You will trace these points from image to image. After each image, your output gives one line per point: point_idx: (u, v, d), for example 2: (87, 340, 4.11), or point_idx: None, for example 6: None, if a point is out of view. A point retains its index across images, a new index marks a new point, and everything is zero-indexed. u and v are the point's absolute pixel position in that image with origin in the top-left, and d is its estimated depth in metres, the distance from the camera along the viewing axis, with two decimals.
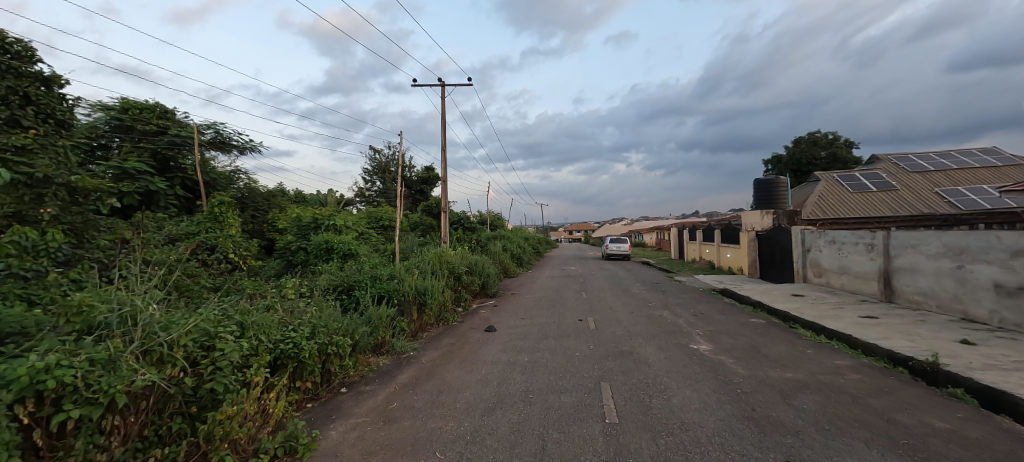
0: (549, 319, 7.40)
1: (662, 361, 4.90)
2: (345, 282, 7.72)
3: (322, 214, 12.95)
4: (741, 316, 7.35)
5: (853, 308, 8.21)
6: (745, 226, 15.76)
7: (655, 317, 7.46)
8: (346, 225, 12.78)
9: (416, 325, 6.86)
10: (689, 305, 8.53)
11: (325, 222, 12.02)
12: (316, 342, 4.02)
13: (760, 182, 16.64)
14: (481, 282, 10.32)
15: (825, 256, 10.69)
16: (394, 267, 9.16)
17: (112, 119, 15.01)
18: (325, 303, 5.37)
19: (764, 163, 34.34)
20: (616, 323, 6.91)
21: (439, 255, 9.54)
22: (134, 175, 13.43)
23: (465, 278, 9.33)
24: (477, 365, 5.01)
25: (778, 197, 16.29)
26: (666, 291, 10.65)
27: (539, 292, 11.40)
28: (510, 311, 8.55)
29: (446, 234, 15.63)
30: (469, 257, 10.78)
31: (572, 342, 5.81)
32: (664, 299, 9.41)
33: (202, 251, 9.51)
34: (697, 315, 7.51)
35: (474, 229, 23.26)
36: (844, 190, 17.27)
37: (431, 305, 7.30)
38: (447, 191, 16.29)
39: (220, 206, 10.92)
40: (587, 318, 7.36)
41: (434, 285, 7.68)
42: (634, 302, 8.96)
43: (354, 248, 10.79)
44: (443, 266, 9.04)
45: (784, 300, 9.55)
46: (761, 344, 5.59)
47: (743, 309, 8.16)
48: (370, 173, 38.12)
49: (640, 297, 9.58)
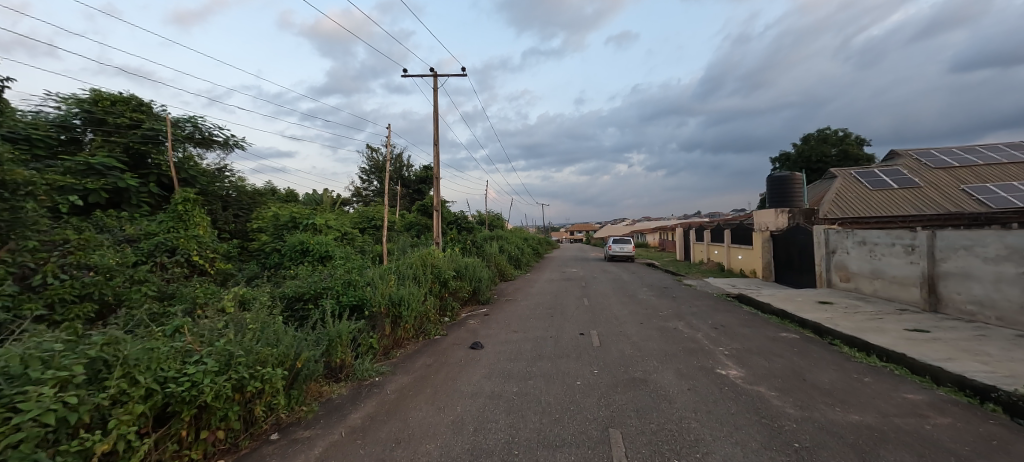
0: (545, 333, 6.38)
1: (686, 394, 3.85)
2: (311, 291, 6.76)
3: (302, 212, 11.95)
4: (768, 330, 6.31)
5: (894, 319, 7.16)
6: (758, 225, 14.71)
7: (668, 330, 6.44)
8: (327, 225, 11.79)
9: (389, 342, 5.84)
10: (706, 315, 7.48)
11: (303, 222, 11.04)
12: (230, 378, 3.00)
13: (774, 178, 15.59)
14: (472, 287, 9.32)
15: (853, 259, 9.64)
16: (372, 271, 8.14)
17: (83, 112, 14.14)
18: (267, 320, 4.35)
19: (771, 161, 33.32)
20: (625, 339, 5.86)
21: (424, 257, 8.50)
22: (102, 172, 12.55)
23: (453, 284, 8.32)
24: (452, 399, 3.99)
25: (793, 194, 15.25)
26: (678, 298, 9.59)
27: (538, 298, 10.38)
28: (502, 322, 7.53)
29: (439, 233, 14.62)
30: (459, 259, 9.74)
31: (572, 365, 4.77)
32: (675, 307, 8.38)
33: (161, 253, 8.58)
34: (717, 328, 6.47)
35: (471, 230, 22.28)
36: (864, 187, 16.21)
37: (409, 317, 6.28)
38: (439, 188, 15.27)
39: (185, 204, 9.92)
40: (589, 331, 6.34)
41: (413, 294, 6.61)
42: (643, 311, 7.95)
43: (333, 249, 9.80)
44: (427, 270, 8.00)
45: (810, 308, 8.51)
46: (803, 369, 4.54)
47: (768, 320, 7.11)
48: (367, 173, 37.26)
49: (649, 305, 8.54)
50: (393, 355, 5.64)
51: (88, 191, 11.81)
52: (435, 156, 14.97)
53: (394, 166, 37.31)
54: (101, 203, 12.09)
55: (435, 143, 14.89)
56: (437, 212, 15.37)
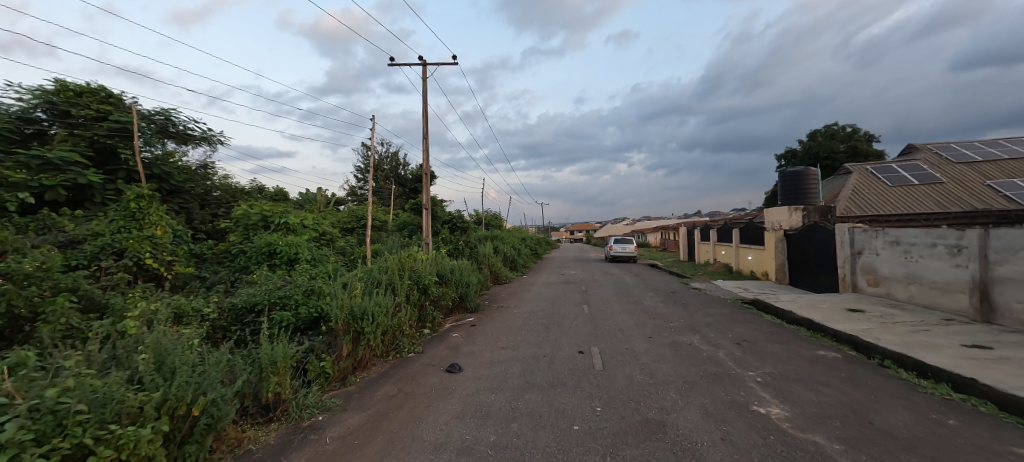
0: (538, 351, 5.39)
1: (719, 449, 2.85)
2: (263, 301, 5.83)
3: (277, 209, 10.98)
4: (801, 347, 5.32)
5: (943, 332, 6.15)
6: (770, 224, 13.72)
7: (683, 347, 5.45)
8: (304, 225, 10.75)
9: (349, 366, 4.80)
10: (725, 327, 6.49)
11: (275, 221, 10.04)
12: (50, 452, 1.99)
13: (787, 173, 14.59)
14: (459, 293, 8.34)
15: (883, 261, 8.66)
16: (342, 276, 7.11)
17: (46, 104, 13.17)
18: (173, 345, 3.34)
19: (777, 158, 32.36)
20: (633, 362, 4.83)
21: (402, 260, 7.45)
22: (61, 166, 11.22)
23: (435, 291, 7.33)
24: (406, 454, 2.98)
25: (807, 190, 14.26)
26: (689, 305, 8.60)
27: (533, 304, 9.37)
28: (489, 335, 6.54)
29: (428, 233, 13.63)
30: (444, 262, 8.69)
31: (568, 400, 3.77)
32: (687, 316, 7.39)
33: (106, 256, 7.64)
34: (740, 345, 5.48)
35: (467, 229, 21.31)
36: (882, 183, 15.21)
37: (377, 333, 5.23)
38: (429, 185, 14.26)
39: (138, 200, 8.90)
40: (589, 349, 5.35)
41: (382, 304, 5.54)
42: (650, 321, 6.97)
43: (304, 251, 8.77)
44: (403, 276, 6.95)
45: (839, 317, 7.51)
46: (864, 407, 3.55)
47: (798, 333, 6.11)
48: (362, 172, 36.37)
49: (656, 315, 7.55)
50: (351, 382, 4.61)
51: (43, 188, 10.63)
52: (424, 150, 13.97)
53: (390, 165, 36.47)
54: (58, 201, 10.91)
55: (424, 136, 13.88)
56: (427, 211, 14.36)
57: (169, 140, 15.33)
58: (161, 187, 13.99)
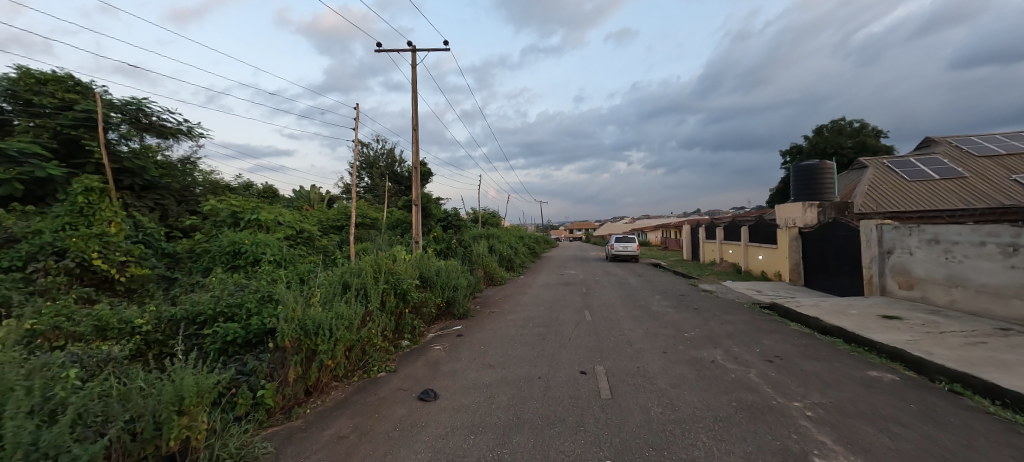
0: (532, 371, 4.49)
1: None
2: (208, 311, 4.94)
3: (249, 204, 10.10)
4: (848, 367, 4.44)
5: (1006, 346, 5.27)
6: (783, 221, 12.84)
7: (706, 366, 4.56)
8: (280, 222, 9.81)
9: (297, 394, 3.88)
10: (750, 339, 5.61)
11: (245, 218, 9.12)
12: None
13: (801, 167, 13.69)
14: (445, 297, 7.44)
15: (918, 262, 7.79)
16: (309, 280, 6.20)
17: (6, 92, 12.24)
18: (27, 380, 2.44)
19: (782, 155, 31.54)
20: (649, 388, 3.92)
21: (379, 260, 6.55)
22: (15, 158, 9.78)
23: (416, 296, 6.43)
24: None
25: (822, 185, 13.37)
26: (702, 310, 7.71)
27: (528, 309, 8.45)
28: (477, 348, 5.65)
29: (418, 231, 12.72)
30: (428, 262, 7.77)
31: (568, 447, 2.87)
32: (704, 324, 6.50)
33: (43, 257, 6.75)
34: (773, 363, 4.60)
35: (463, 227, 20.40)
36: (901, 178, 14.34)
37: (337, 351, 4.30)
38: (418, 179, 13.32)
39: (87, 194, 8.00)
40: (593, 370, 4.46)
41: (347, 315, 4.62)
42: (662, 331, 6.09)
43: (272, 250, 7.84)
44: (379, 280, 6.04)
45: (875, 325, 6.63)
46: (962, 459, 2.66)
47: (837, 347, 5.24)
48: (358, 169, 35.59)
49: (668, 323, 6.66)
50: (297, 415, 3.69)
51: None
52: (414, 143, 13.06)
53: (386, 162, 35.59)
54: (14, 198, 9.53)
55: (414, 127, 12.96)
56: (417, 207, 13.46)
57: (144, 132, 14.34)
58: (133, 182, 13.04)
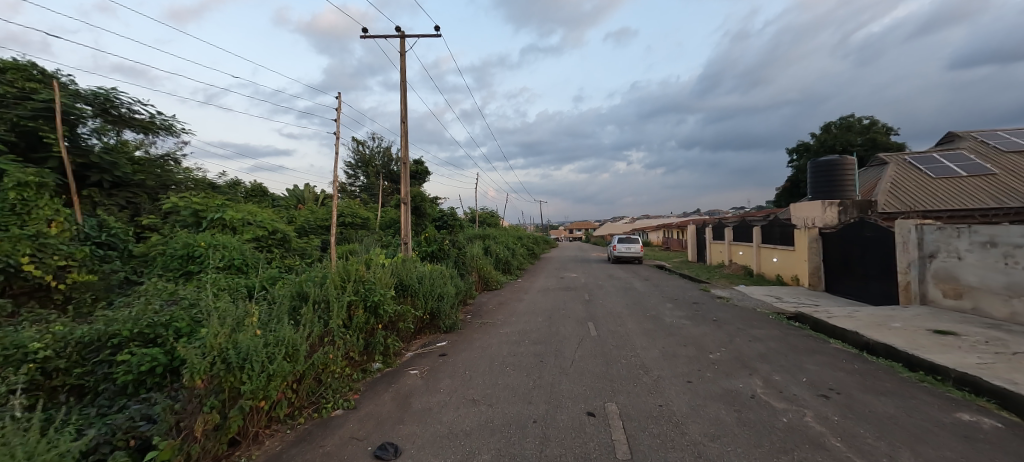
0: (527, 412, 3.54)
1: None
2: (125, 332, 3.98)
3: (216, 199, 9.12)
4: (927, 408, 3.49)
5: None
6: (802, 221, 11.90)
7: (747, 404, 3.59)
8: (251, 221, 8.83)
9: (212, 450, 2.92)
10: (791, 363, 4.66)
11: (207, 217, 8.14)
12: None
13: (819, 163, 12.73)
14: (429, 307, 6.50)
15: (968, 267, 6.87)
16: (264, 290, 5.24)
17: None
18: None
19: (788, 153, 30.70)
20: (678, 441, 2.96)
21: (348, 266, 5.58)
22: None
23: (392, 309, 5.48)
24: None
25: (842, 182, 12.42)
26: (723, 322, 6.77)
27: (524, 320, 7.48)
28: (461, 373, 4.70)
29: (408, 231, 11.72)
30: (410, 268, 6.77)
31: None
32: (729, 342, 5.55)
33: None
34: (830, 401, 3.64)
35: (458, 227, 19.44)
36: (925, 175, 13.43)
37: (274, 388, 3.33)
38: (407, 174, 12.32)
39: (20, 189, 6.98)
40: (604, 410, 3.50)
41: (294, 339, 3.66)
42: (682, 351, 5.14)
43: (232, 253, 6.84)
44: (345, 291, 5.06)
45: (928, 342, 5.69)
46: None
47: (898, 376, 4.29)
48: (353, 166, 34.76)
49: (686, 339, 5.71)
50: None
51: None
52: (403, 136, 12.11)
53: (382, 160, 34.68)
54: None
55: (403, 119, 12.00)
56: (407, 206, 12.48)
57: (119, 127, 13.33)
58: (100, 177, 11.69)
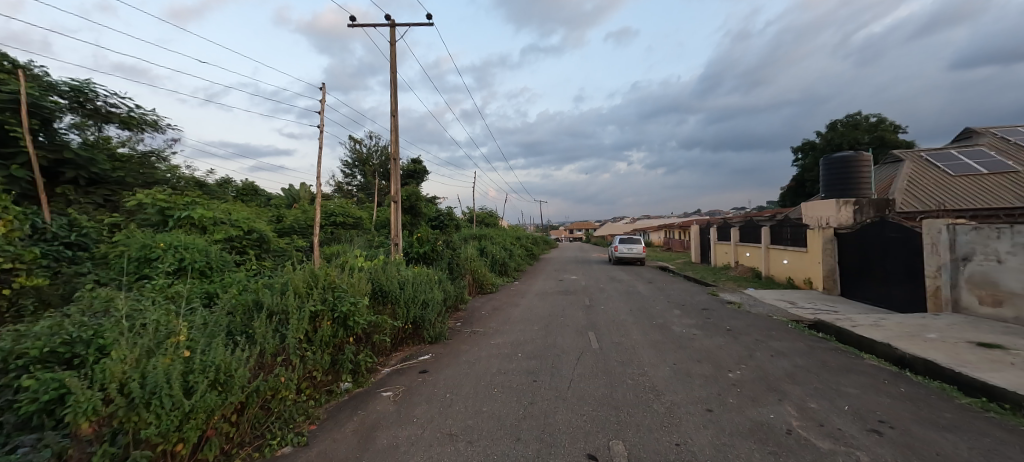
0: (515, 452, 2.86)
1: None
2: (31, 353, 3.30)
3: (187, 195, 8.43)
4: (1007, 449, 2.84)
5: None
6: (815, 222, 11.25)
7: (785, 442, 2.92)
8: (225, 220, 8.13)
9: None
10: (827, 386, 3.98)
11: (173, 216, 7.43)
12: None
13: (833, 160, 12.05)
14: (411, 316, 5.82)
15: (1010, 272, 6.25)
16: (219, 299, 4.56)
17: None
18: None
19: (794, 152, 30.06)
20: None
21: (317, 270, 4.92)
22: None
23: (367, 320, 4.81)
24: None
25: (857, 179, 11.74)
26: (737, 332, 6.11)
27: (519, 328, 6.82)
28: (441, 397, 4.04)
29: (398, 231, 11.02)
30: (391, 271, 6.10)
31: None
32: (749, 357, 4.88)
33: None
34: (886, 439, 2.98)
35: (455, 227, 18.80)
36: (943, 172, 12.77)
37: (196, 428, 2.64)
38: (398, 172, 11.64)
39: None
40: (611, 452, 2.82)
41: (230, 361, 2.99)
42: (697, 369, 4.48)
43: (193, 254, 6.16)
44: (308, 300, 4.40)
45: (973, 357, 5.05)
46: None
47: (956, 403, 3.64)
48: (351, 166, 34.23)
49: (700, 354, 5.05)
50: None
51: None
52: (394, 131, 11.47)
53: (380, 159, 34.08)
54: None
55: (394, 113, 11.34)
56: (397, 204, 11.80)
57: (98, 122, 12.65)
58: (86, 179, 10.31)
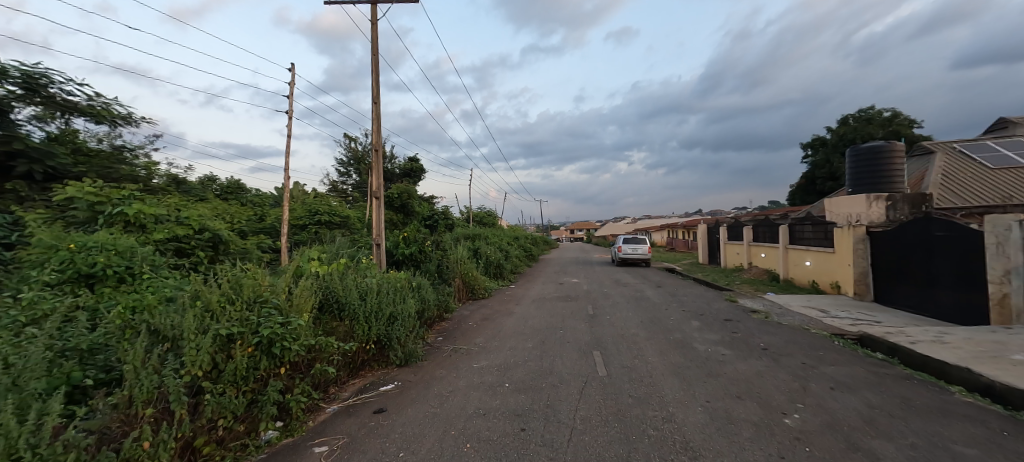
0: None
1: None
2: None
3: (127, 187, 7.30)
4: None
5: None
6: (843, 220, 10.10)
7: None
8: (171, 217, 6.99)
9: None
10: (929, 443, 2.85)
11: (104, 211, 6.29)
12: None
13: (863, 151, 10.90)
14: (375, 334, 4.71)
15: None
16: (105, 320, 3.45)
17: None
18: None
19: (802, 148, 28.94)
20: None
21: (244, 279, 3.82)
22: None
23: (304, 343, 3.66)
24: None
25: (888, 172, 10.58)
26: (776, 352, 4.98)
27: (510, 345, 5.71)
28: (394, 455, 2.91)
29: (380, 229, 9.89)
30: (351, 278, 5.01)
31: None
32: (802, 392, 3.75)
33: None
34: None
35: (449, 226, 17.65)
36: (981, 165, 11.61)
37: None
38: (380, 165, 10.52)
39: None
40: None
41: (23, 433, 1.87)
42: (739, 412, 3.34)
43: (111, 257, 5.01)
44: (219, 320, 3.29)
45: None
46: None
47: None
48: (346, 164, 33.24)
49: (738, 385, 3.91)
50: None
51: None
52: (376, 120, 10.34)
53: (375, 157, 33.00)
54: None
55: (375, 100, 10.20)
56: (380, 201, 10.65)
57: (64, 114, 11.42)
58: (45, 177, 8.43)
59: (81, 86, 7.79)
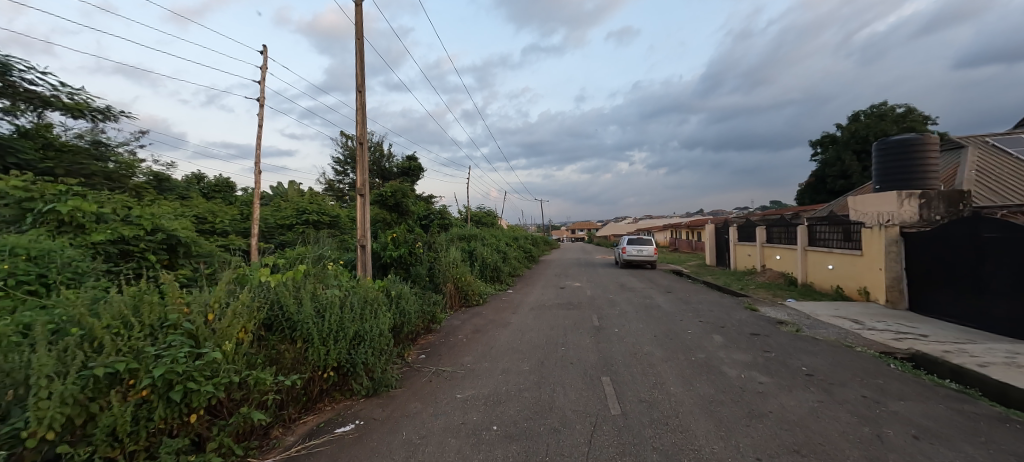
0: None
1: None
2: None
3: (68, 183, 6.49)
4: None
5: None
6: (871, 220, 9.19)
7: None
8: (118, 216, 6.09)
9: None
10: None
11: (33, 210, 5.43)
12: None
13: (891, 144, 9.97)
14: (333, 358, 3.81)
15: None
16: None
17: None
18: None
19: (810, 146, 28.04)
20: None
21: (151, 294, 2.94)
22: None
23: (223, 380, 2.77)
24: None
25: (919, 167, 9.68)
26: (825, 380, 4.10)
27: (502, 367, 4.84)
28: None
29: (366, 229, 9.00)
30: (309, 289, 4.13)
31: None
32: (880, 444, 2.87)
33: None
34: None
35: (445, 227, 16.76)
36: (1018, 160, 10.68)
37: None
38: (367, 160, 9.63)
39: None
40: None
41: None
42: None
43: (19, 263, 4.13)
44: (95, 354, 2.40)
45: None
46: None
47: None
48: (342, 163, 32.32)
49: (793, 432, 3.02)
50: None
51: None
52: (361, 111, 9.45)
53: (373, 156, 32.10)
54: None
55: (360, 89, 9.29)
56: (366, 200, 9.77)
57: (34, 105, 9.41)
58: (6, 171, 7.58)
59: (42, 74, 7.40)
